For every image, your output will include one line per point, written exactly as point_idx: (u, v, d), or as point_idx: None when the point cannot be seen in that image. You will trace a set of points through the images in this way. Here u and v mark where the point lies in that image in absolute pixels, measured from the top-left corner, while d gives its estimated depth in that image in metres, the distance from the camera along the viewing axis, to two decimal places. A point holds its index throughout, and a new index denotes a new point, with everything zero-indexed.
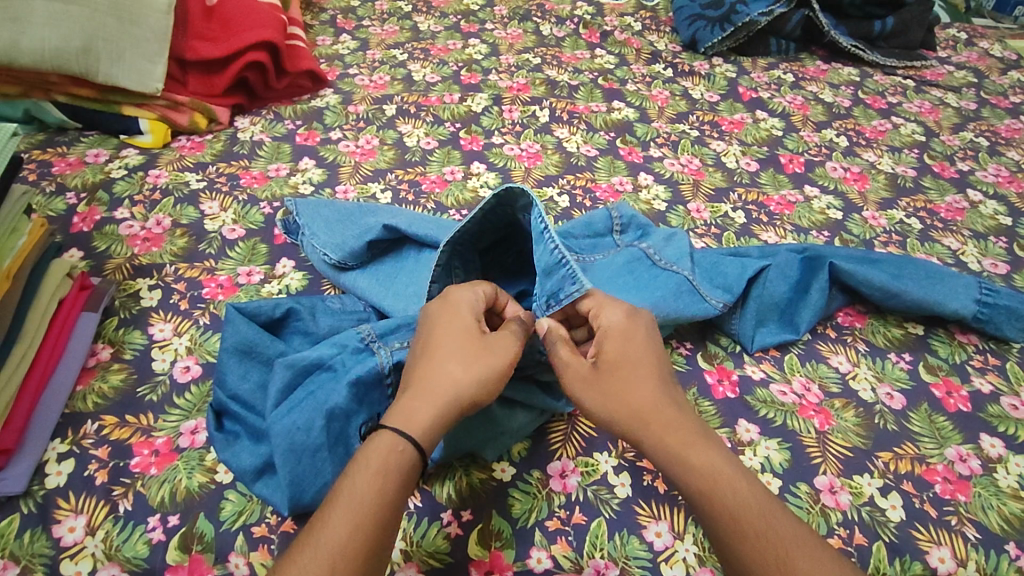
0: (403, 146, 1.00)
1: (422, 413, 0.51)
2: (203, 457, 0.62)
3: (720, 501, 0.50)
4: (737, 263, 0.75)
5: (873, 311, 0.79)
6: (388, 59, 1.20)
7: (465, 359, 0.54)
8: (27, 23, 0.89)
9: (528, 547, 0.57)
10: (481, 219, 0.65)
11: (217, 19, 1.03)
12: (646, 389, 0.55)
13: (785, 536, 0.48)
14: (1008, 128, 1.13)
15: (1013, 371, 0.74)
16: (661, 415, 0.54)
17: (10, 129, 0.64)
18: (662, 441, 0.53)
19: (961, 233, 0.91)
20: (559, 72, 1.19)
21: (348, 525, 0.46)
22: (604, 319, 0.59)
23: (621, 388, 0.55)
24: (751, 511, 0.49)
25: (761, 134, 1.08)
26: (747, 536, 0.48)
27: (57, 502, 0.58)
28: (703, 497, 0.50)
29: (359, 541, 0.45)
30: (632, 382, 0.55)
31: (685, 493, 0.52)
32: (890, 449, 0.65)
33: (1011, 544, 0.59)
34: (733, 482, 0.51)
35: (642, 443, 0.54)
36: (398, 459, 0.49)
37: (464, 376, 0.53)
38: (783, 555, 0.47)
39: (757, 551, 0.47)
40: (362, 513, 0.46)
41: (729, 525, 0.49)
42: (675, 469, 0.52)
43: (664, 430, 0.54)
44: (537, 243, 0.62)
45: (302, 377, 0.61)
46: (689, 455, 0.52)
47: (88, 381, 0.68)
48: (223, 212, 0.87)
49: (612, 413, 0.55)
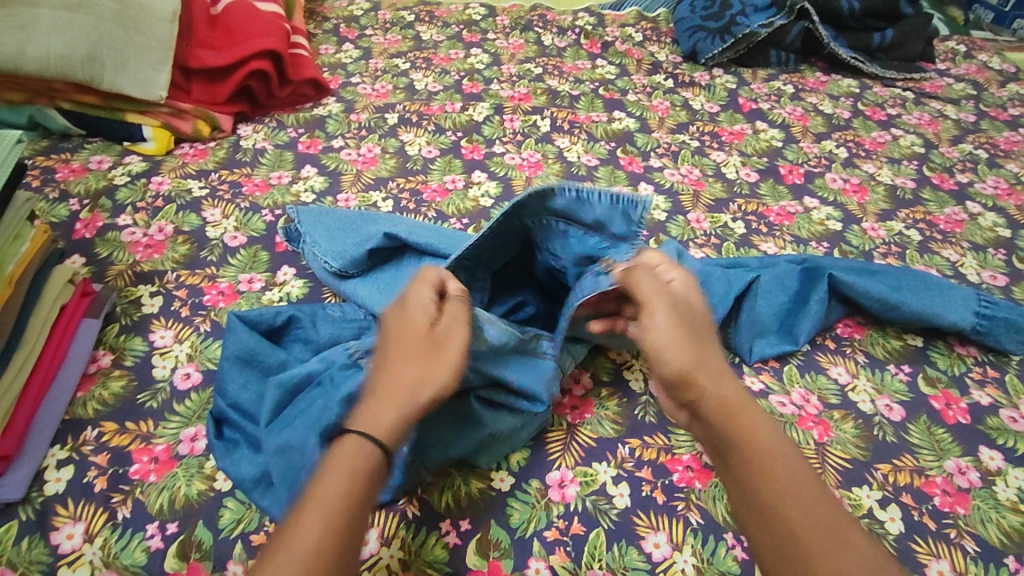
0: (405, 155, 1.01)
1: (385, 414, 0.51)
2: (202, 465, 0.62)
3: (781, 465, 0.50)
4: (723, 279, 0.75)
5: (872, 323, 0.79)
6: (390, 67, 1.20)
7: (419, 360, 0.54)
8: (33, 31, 0.91)
9: (527, 557, 0.57)
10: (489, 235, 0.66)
11: (221, 28, 1.04)
12: (715, 354, 0.58)
13: (838, 521, 0.48)
14: (1007, 140, 1.14)
15: (1012, 384, 0.74)
16: (728, 379, 0.56)
17: (14, 137, 0.65)
18: (729, 399, 0.55)
19: (960, 245, 0.92)
20: (560, 82, 1.20)
21: (316, 522, 0.46)
22: (674, 278, 0.61)
23: (692, 342, 0.57)
24: (811, 484, 0.50)
25: (761, 145, 1.09)
26: (802, 504, 0.48)
27: (56, 509, 0.58)
28: (763, 457, 0.51)
29: (330, 539, 0.45)
30: (705, 344, 0.57)
31: (742, 449, 0.52)
32: (889, 461, 0.65)
33: (1010, 557, 0.59)
34: (793, 456, 0.52)
35: (706, 391, 0.55)
36: (361, 461, 0.49)
37: (422, 374, 0.54)
38: (839, 534, 0.46)
39: (811, 523, 0.47)
40: (333, 513, 0.46)
41: (788, 488, 0.49)
42: (739, 426, 0.53)
43: (730, 389, 0.55)
44: (581, 208, 0.66)
45: (294, 396, 0.61)
46: (756, 419, 0.54)
47: (88, 388, 0.68)
48: (225, 219, 0.87)
49: (683, 355, 0.56)
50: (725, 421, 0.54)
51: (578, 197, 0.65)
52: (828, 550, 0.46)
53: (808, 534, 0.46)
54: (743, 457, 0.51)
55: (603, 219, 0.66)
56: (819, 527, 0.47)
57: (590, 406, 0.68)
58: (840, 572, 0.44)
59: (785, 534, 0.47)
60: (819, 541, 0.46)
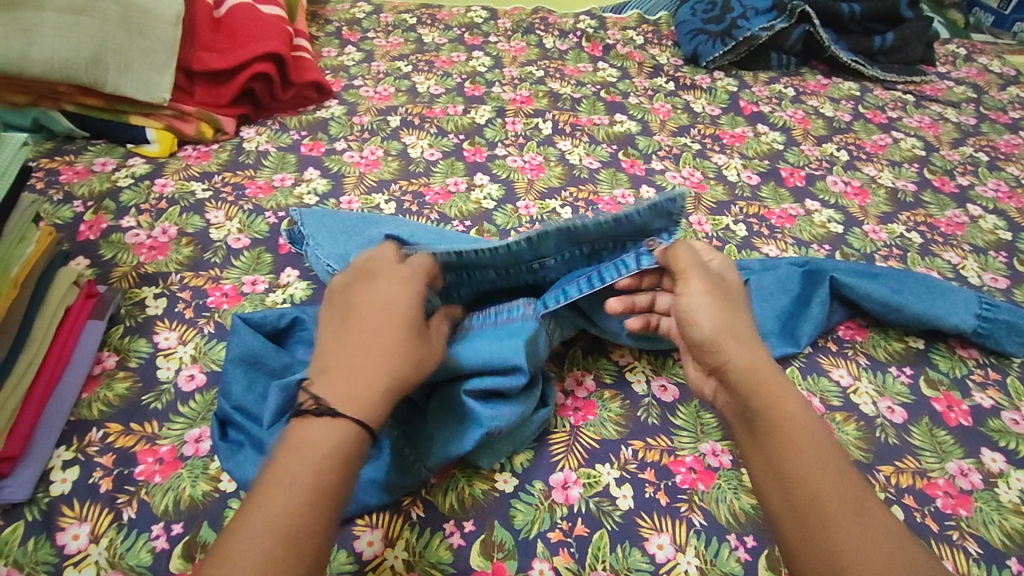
0: (407, 157, 1.01)
1: (373, 401, 0.52)
2: (207, 466, 0.62)
3: (804, 435, 0.53)
4: None
5: (874, 325, 0.80)
6: (392, 70, 1.21)
7: (410, 354, 0.55)
8: (37, 35, 0.91)
9: (531, 558, 0.57)
10: (512, 249, 0.65)
11: (224, 31, 1.04)
12: (745, 327, 0.60)
13: (857, 492, 0.50)
14: (1007, 143, 1.14)
15: (1013, 386, 0.74)
16: (757, 352, 0.58)
17: (20, 139, 0.65)
18: (758, 369, 0.56)
19: (961, 248, 0.92)
20: (562, 85, 1.20)
21: (300, 501, 0.46)
22: (713, 260, 0.65)
23: (725, 315, 0.60)
24: (832, 455, 0.52)
25: (762, 147, 1.09)
26: (824, 473, 0.50)
27: (61, 510, 0.59)
28: (787, 427, 0.53)
29: (313, 520, 0.46)
30: (735, 318, 0.60)
31: (769, 419, 0.54)
32: (891, 463, 0.66)
33: (1013, 559, 0.59)
34: (816, 428, 0.54)
35: (736, 359, 0.57)
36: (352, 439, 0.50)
37: (407, 363, 0.54)
38: (859, 502, 0.49)
39: (833, 491, 0.49)
40: (316, 494, 0.47)
41: (811, 457, 0.51)
42: (766, 397, 0.55)
43: (758, 361, 0.57)
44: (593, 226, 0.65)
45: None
46: (782, 391, 0.56)
47: (93, 389, 0.68)
48: (228, 221, 0.88)
49: (717, 325, 0.59)
50: (752, 390, 0.55)
51: (614, 218, 0.66)
52: (849, 519, 0.48)
53: (829, 503, 0.48)
54: (769, 426, 0.53)
55: (646, 224, 0.68)
56: (839, 495, 0.49)
57: (593, 407, 0.69)
58: (864, 539, 0.46)
59: (809, 501, 0.49)
60: (841, 508, 0.48)
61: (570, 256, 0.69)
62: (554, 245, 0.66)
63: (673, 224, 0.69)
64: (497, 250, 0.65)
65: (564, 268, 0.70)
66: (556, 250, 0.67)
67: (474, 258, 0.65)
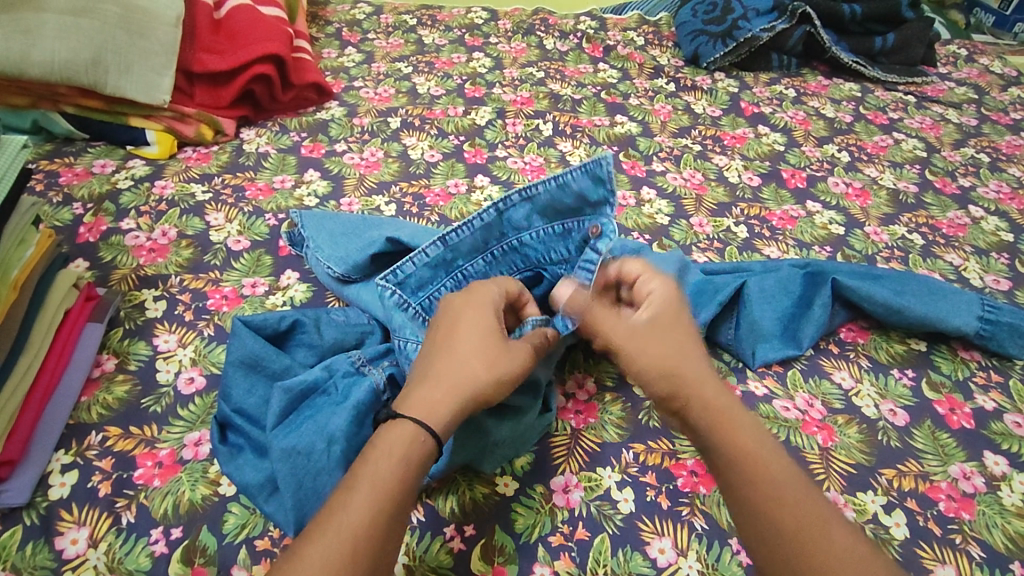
0: (408, 159, 1.01)
1: (442, 405, 0.52)
2: (206, 470, 0.62)
3: (764, 466, 0.51)
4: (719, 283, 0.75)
5: (876, 327, 0.79)
6: (393, 71, 1.21)
7: (484, 355, 0.55)
8: (38, 37, 0.90)
9: (531, 563, 0.57)
10: (486, 222, 0.66)
11: (224, 33, 1.04)
12: (693, 351, 0.58)
13: (820, 515, 0.49)
14: (1009, 144, 1.14)
15: (1016, 388, 0.74)
16: (707, 379, 0.56)
17: (20, 141, 0.65)
18: (713, 402, 0.54)
19: (962, 249, 0.92)
20: (562, 86, 1.20)
21: (364, 508, 0.46)
22: (653, 288, 0.60)
23: (668, 352, 0.57)
24: (794, 482, 0.50)
25: (763, 149, 1.09)
26: (788, 502, 0.49)
27: (60, 514, 0.58)
28: (747, 460, 0.51)
29: (377, 529, 0.46)
30: (680, 345, 0.57)
31: (726, 456, 0.52)
32: (894, 466, 0.65)
33: (1016, 563, 0.59)
34: (774, 452, 0.52)
35: (687, 394, 0.55)
36: (418, 450, 0.50)
37: (483, 374, 0.54)
38: (824, 529, 0.48)
39: (798, 522, 0.48)
40: (382, 502, 0.47)
41: (774, 490, 0.50)
42: (723, 431, 0.53)
43: (709, 390, 0.55)
44: (527, 201, 0.67)
45: (298, 402, 0.61)
46: (737, 420, 0.54)
47: (92, 392, 0.68)
48: (228, 223, 0.87)
49: (667, 361, 0.56)
50: (709, 424, 0.53)
51: (558, 183, 0.67)
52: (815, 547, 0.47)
53: (795, 538, 0.47)
54: (730, 461, 0.52)
55: (584, 193, 0.67)
56: (804, 529, 0.48)
57: (594, 410, 0.68)
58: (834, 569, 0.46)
59: (776, 540, 0.48)
60: (806, 540, 0.47)
61: (542, 233, 0.68)
62: (523, 214, 0.67)
63: (611, 191, 0.68)
64: (472, 225, 0.66)
65: (542, 248, 0.68)
66: (528, 220, 0.68)
67: (456, 239, 0.66)
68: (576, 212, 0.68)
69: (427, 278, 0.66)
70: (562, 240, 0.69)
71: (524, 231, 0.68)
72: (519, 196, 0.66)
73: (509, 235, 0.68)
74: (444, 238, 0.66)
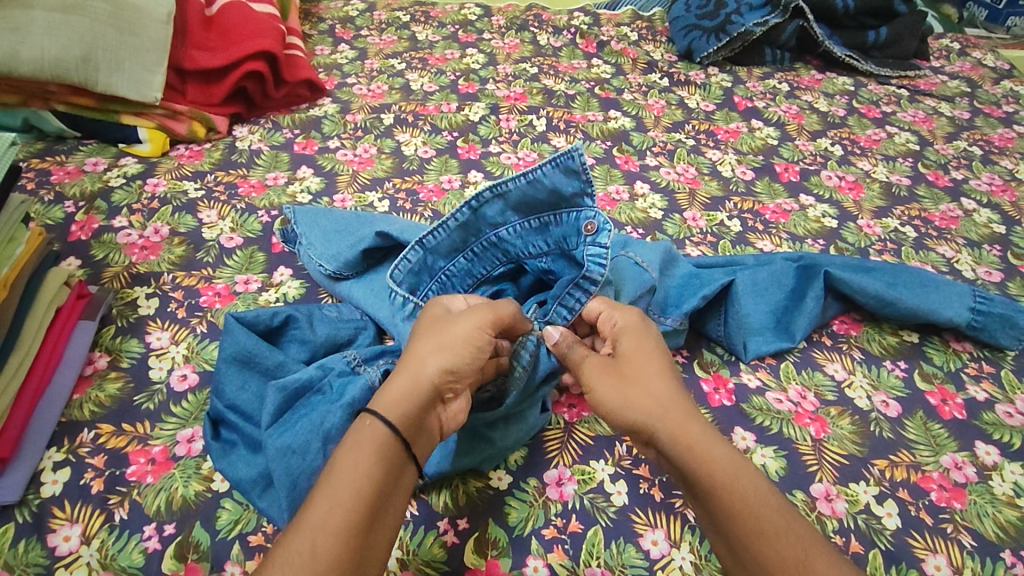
0: (401, 155, 1.01)
1: (393, 389, 0.53)
2: (199, 466, 0.62)
3: (744, 496, 0.50)
4: (708, 277, 0.75)
5: (868, 319, 0.80)
6: (386, 68, 1.20)
7: (433, 340, 0.56)
8: (27, 34, 0.90)
9: (525, 555, 0.57)
10: (460, 222, 0.67)
11: (215, 30, 1.04)
12: (661, 379, 0.57)
13: (802, 544, 0.48)
14: (1001, 136, 1.14)
15: (1008, 379, 0.74)
16: (676, 409, 0.54)
17: (9, 138, 0.65)
18: (681, 433, 0.53)
19: (955, 241, 0.92)
20: (556, 82, 1.20)
21: (322, 502, 0.47)
22: (621, 321, 0.62)
23: (636, 386, 0.56)
24: (771, 509, 0.50)
25: (757, 143, 1.09)
26: (766, 535, 0.48)
27: (52, 511, 0.58)
28: (722, 493, 0.50)
29: (335, 514, 0.46)
30: (645, 377, 0.57)
31: (702, 491, 0.51)
32: (886, 457, 0.66)
33: (1007, 552, 0.59)
34: (751, 479, 0.51)
35: (657, 430, 0.54)
36: (367, 433, 0.51)
37: (431, 352, 0.55)
38: (803, 559, 0.47)
39: (775, 551, 0.48)
40: (336, 490, 0.47)
41: (754, 522, 0.49)
42: (694, 463, 0.52)
43: (678, 422, 0.54)
44: (494, 200, 0.66)
45: (293, 400, 0.61)
46: (710, 451, 0.52)
47: (85, 389, 0.68)
48: (221, 220, 0.87)
49: (632, 398, 0.55)
50: (680, 458, 0.52)
51: (528, 180, 0.65)
52: None
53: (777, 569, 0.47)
54: (705, 496, 0.51)
55: (558, 187, 0.64)
56: (783, 560, 0.47)
57: (587, 404, 0.69)
58: None
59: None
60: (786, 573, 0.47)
61: (519, 228, 0.68)
62: (498, 211, 0.67)
63: (588, 182, 0.63)
64: (448, 228, 0.67)
65: (521, 243, 0.69)
66: (503, 217, 0.67)
67: (433, 242, 0.68)
68: (553, 206, 0.66)
69: (413, 288, 0.68)
70: (541, 234, 0.68)
71: (500, 227, 0.68)
72: (491, 193, 0.66)
73: (486, 232, 0.68)
74: (422, 242, 0.67)
